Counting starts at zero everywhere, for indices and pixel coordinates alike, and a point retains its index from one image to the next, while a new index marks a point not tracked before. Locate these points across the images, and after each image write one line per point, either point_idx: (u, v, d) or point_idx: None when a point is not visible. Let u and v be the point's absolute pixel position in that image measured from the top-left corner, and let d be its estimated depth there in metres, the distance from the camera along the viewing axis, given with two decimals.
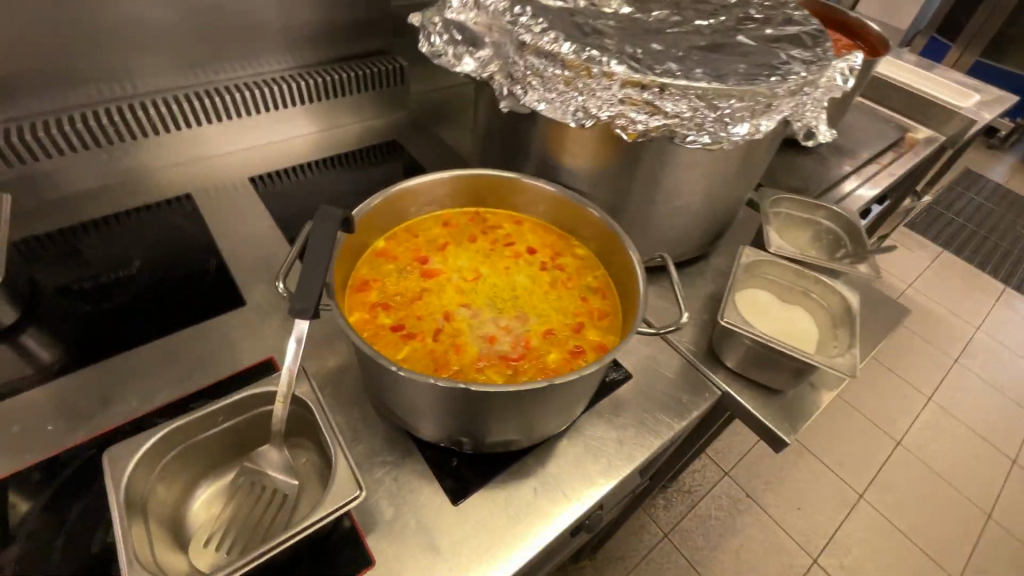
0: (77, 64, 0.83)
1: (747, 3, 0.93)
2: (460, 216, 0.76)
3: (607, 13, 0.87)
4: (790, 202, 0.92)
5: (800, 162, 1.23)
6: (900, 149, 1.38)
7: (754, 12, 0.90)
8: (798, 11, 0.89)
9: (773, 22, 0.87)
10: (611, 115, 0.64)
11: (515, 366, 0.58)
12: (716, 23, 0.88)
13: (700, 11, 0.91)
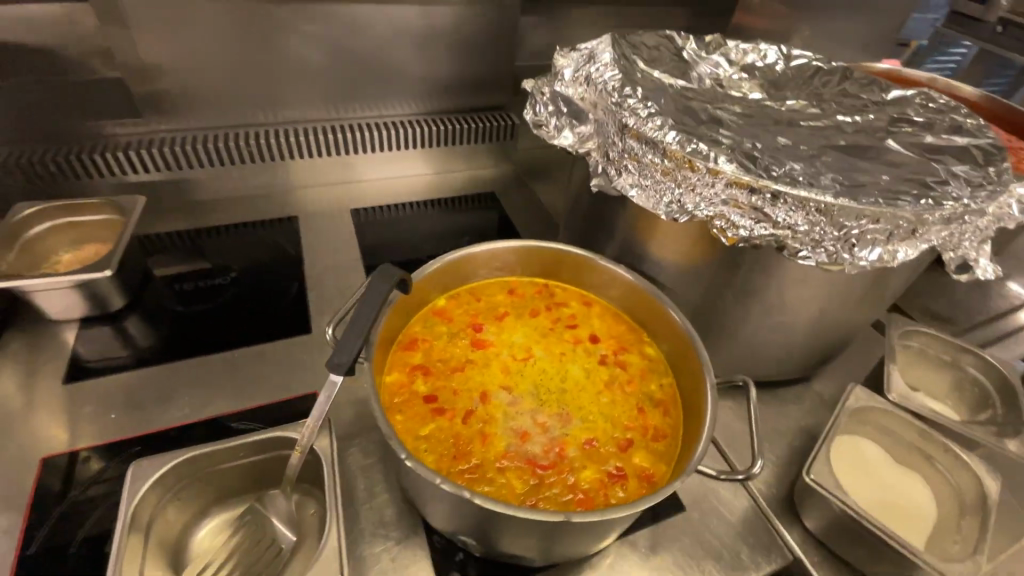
0: (234, 93, 0.95)
1: (906, 102, 0.81)
2: (528, 286, 0.72)
3: (731, 98, 0.81)
4: (927, 335, 0.76)
5: None
6: None
7: (912, 114, 0.78)
8: (972, 119, 0.75)
9: (936, 128, 0.74)
10: (710, 214, 0.57)
11: (541, 475, 0.52)
12: (861, 121, 0.77)
13: (844, 107, 0.81)
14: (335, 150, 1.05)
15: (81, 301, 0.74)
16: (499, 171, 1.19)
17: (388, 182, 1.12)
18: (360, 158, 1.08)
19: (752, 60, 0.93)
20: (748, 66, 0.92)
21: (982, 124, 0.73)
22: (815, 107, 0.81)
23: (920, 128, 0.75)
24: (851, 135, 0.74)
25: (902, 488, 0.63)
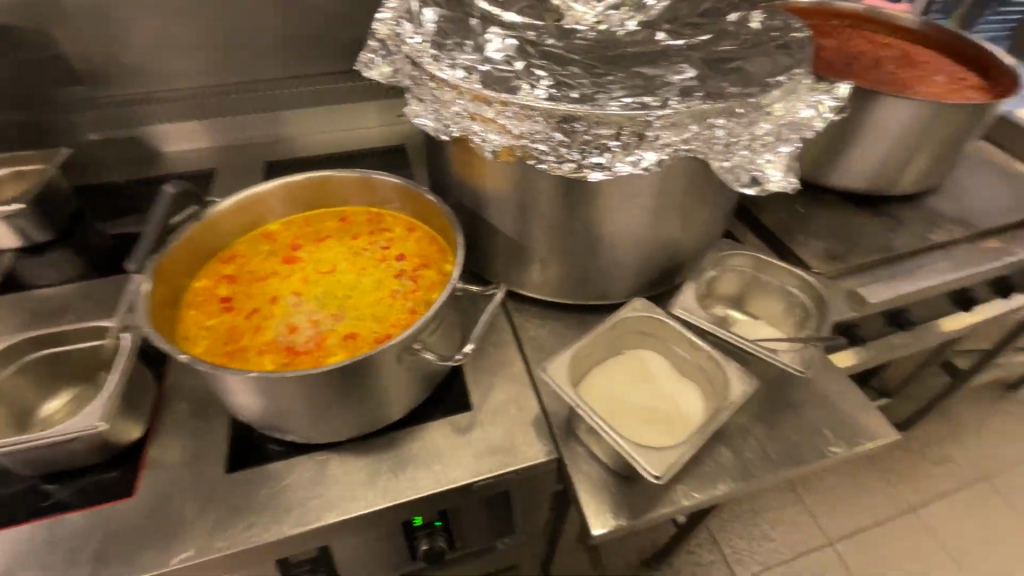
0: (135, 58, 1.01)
1: (746, 22, 0.78)
2: (360, 214, 0.78)
3: (572, 32, 0.81)
4: (754, 258, 0.76)
5: (852, 225, 0.99)
6: (1011, 235, 1.02)
7: (746, 34, 0.75)
8: (803, 37, 0.73)
9: (766, 45, 0.71)
10: (463, 128, 0.62)
11: (293, 359, 0.60)
12: (695, 42, 0.75)
13: (688, 30, 0.79)
14: (251, 108, 1.11)
15: (12, 232, 0.89)
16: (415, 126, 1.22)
17: (304, 140, 1.15)
18: (266, 116, 1.13)
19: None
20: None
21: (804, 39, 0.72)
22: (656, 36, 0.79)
23: (742, 46, 0.72)
24: (677, 57, 0.72)
25: (673, 395, 0.64)
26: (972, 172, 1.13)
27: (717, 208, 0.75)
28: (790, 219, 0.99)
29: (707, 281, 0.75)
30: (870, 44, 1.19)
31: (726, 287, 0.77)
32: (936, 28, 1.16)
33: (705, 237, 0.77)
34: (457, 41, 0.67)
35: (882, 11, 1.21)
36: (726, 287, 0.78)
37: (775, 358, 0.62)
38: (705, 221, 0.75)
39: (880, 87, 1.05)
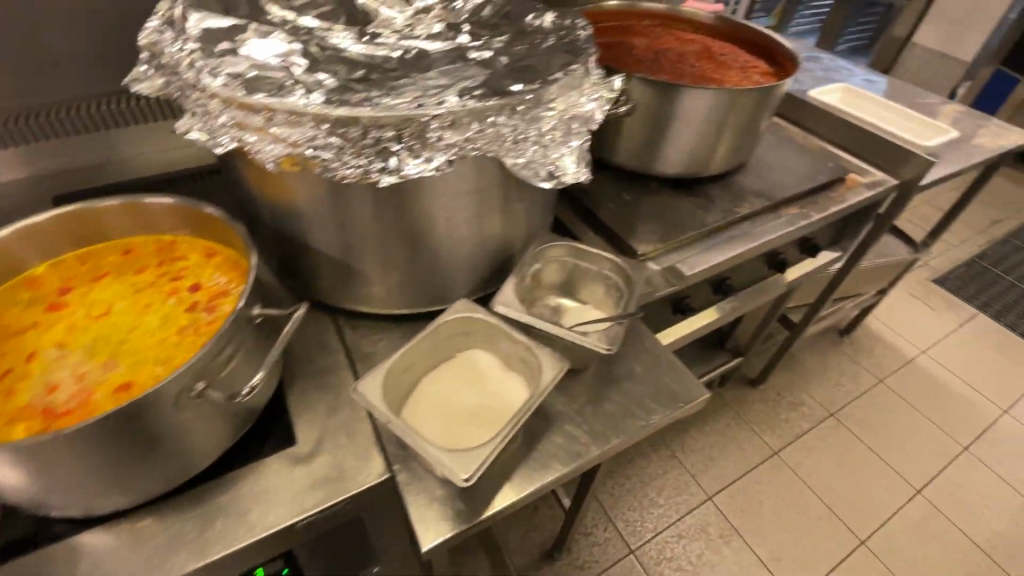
0: None
1: (542, 24, 0.81)
2: (149, 244, 0.69)
3: (374, 37, 0.78)
4: (573, 247, 0.79)
5: (674, 207, 1.08)
6: (805, 199, 1.16)
7: (540, 34, 0.78)
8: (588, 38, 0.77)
9: (555, 44, 0.74)
10: (235, 140, 0.56)
11: (52, 421, 0.52)
12: (494, 44, 0.76)
13: (489, 33, 0.80)
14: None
15: None
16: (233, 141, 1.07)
17: (79, 172, 0.95)
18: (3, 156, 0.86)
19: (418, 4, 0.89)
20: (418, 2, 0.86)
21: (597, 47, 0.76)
22: (459, 41, 0.79)
23: (534, 45, 0.74)
24: (477, 58, 0.72)
25: (500, 391, 0.64)
26: (771, 149, 1.27)
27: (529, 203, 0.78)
28: (619, 207, 1.05)
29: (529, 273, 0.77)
30: (678, 42, 1.30)
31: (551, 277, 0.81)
32: (730, 23, 1.29)
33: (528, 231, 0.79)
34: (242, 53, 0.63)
35: (682, 10, 1.34)
36: (551, 278, 0.81)
37: (585, 340, 0.64)
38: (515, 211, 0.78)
39: (683, 78, 1.15)
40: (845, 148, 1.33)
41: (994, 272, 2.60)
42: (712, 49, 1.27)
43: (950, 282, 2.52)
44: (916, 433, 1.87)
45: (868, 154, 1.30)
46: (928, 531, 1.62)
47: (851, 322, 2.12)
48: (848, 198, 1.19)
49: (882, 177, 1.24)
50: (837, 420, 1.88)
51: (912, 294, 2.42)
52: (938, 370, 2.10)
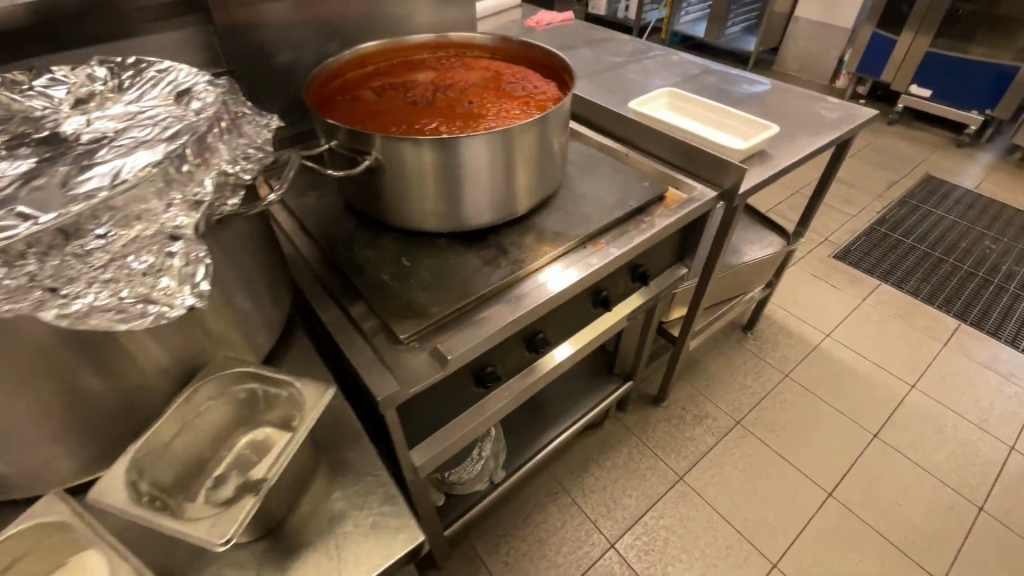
0: None
1: (191, 96, 0.66)
2: None
3: None
4: (236, 370, 0.63)
5: (455, 266, 0.94)
6: (609, 231, 1.06)
7: (174, 112, 0.63)
8: (229, 110, 0.62)
9: (169, 126, 0.59)
10: None
11: None
12: (106, 140, 0.61)
13: (122, 120, 0.65)
14: None
15: None
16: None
17: None
18: None
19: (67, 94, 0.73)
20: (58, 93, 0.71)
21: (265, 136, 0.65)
22: (78, 139, 0.63)
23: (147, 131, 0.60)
24: (60, 163, 0.56)
25: None
26: (582, 177, 1.17)
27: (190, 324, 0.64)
28: (389, 278, 0.91)
29: (186, 428, 0.61)
30: (467, 73, 1.18)
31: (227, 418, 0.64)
32: (521, 44, 1.17)
33: (191, 352, 0.67)
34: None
35: (471, 36, 1.21)
36: (238, 408, 0.64)
37: (187, 535, 0.49)
38: (172, 334, 0.65)
39: (451, 119, 1.01)
40: (665, 164, 1.23)
41: (893, 237, 2.58)
42: (501, 77, 1.15)
43: (852, 254, 2.48)
44: (824, 427, 1.79)
45: (689, 167, 1.20)
46: (840, 538, 1.53)
47: (750, 318, 2.04)
48: (662, 222, 1.07)
49: (701, 190, 1.14)
50: (743, 428, 1.78)
51: (815, 275, 2.36)
52: (844, 353, 2.03)
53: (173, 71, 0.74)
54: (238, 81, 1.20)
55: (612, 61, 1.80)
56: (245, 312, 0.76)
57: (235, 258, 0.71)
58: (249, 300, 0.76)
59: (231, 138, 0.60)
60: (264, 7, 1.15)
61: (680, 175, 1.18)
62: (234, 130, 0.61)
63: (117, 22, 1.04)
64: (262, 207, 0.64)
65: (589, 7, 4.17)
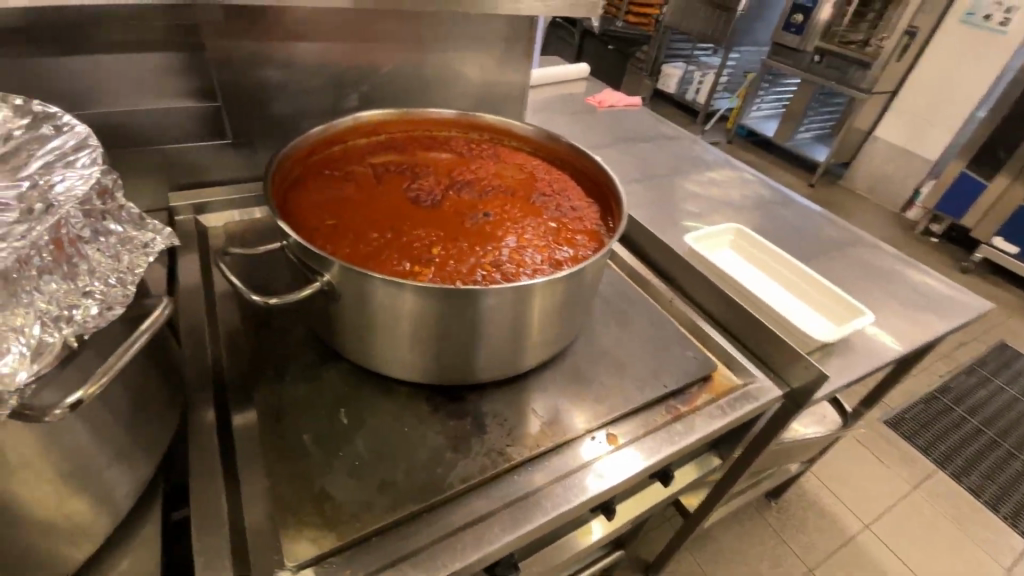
0: None
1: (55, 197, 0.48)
2: None
3: None
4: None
5: (408, 440, 0.68)
6: (629, 417, 0.78)
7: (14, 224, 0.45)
8: (60, 236, 0.45)
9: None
10: None
11: None
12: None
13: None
14: None
15: None
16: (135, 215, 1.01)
17: None
18: None
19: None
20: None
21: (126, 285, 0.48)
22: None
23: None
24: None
25: None
26: (608, 326, 0.91)
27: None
28: (315, 442, 0.66)
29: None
30: (496, 169, 0.96)
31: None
32: (570, 148, 0.95)
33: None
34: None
35: (512, 123, 1.00)
36: None
37: None
38: None
39: (457, 232, 0.77)
40: (719, 327, 0.97)
41: (956, 412, 2.22)
42: (534, 183, 0.93)
43: (905, 424, 2.14)
44: None
45: (749, 342, 0.93)
46: None
47: (778, 487, 1.70)
48: (706, 422, 0.80)
49: (763, 386, 0.86)
50: None
51: (860, 442, 2.01)
52: (885, 557, 1.67)
53: (52, 150, 0.52)
54: (227, 120, 1.00)
55: (675, 165, 1.57)
56: (70, 491, 0.51)
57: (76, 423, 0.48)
58: (79, 476, 0.51)
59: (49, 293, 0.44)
60: (274, 44, 0.96)
61: (734, 352, 0.91)
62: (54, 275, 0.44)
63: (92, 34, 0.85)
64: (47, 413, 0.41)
65: (659, 82, 3.99)
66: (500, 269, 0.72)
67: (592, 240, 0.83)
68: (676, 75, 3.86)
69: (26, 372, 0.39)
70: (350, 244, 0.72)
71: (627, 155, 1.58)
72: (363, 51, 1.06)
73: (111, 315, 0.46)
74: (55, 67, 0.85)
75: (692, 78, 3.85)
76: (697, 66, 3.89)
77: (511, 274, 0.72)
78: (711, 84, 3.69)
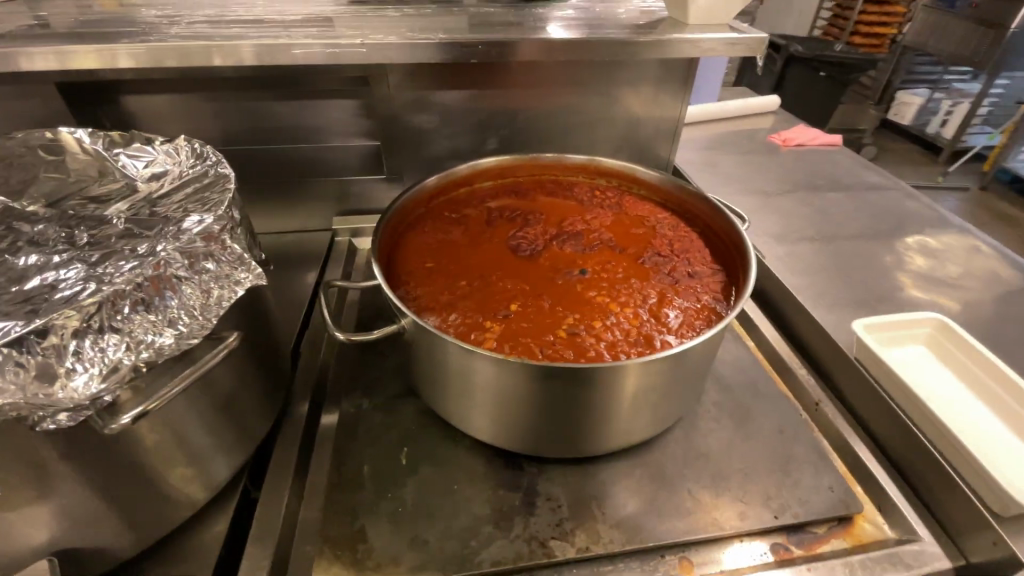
0: None
1: (171, 242, 0.51)
2: None
3: (36, 241, 0.61)
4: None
5: (454, 501, 0.66)
6: (714, 544, 0.64)
7: (130, 268, 0.48)
8: (160, 274, 0.48)
9: (95, 314, 0.44)
10: None
11: None
12: (83, 283, 0.50)
13: (142, 238, 0.58)
14: None
15: None
16: (308, 234, 1.20)
17: None
18: None
19: (128, 165, 0.72)
20: (107, 156, 0.72)
21: (208, 320, 0.49)
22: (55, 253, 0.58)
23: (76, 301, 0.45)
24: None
25: None
26: (717, 419, 0.77)
27: (37, 505, 0.50)
28: (372, 477, 0.68)
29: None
30: (615, 221, 0.89)
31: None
32: (703, 202, 0.84)
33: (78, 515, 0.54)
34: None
35: (643, 170, 0.92)
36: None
37: None
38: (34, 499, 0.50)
39: (545, 287, 0.73)
40: (879, 452, 0.74)
41: None
42: (652, 240, 0.84)
43: None
44: None
45: (920, 484, 0.69)
46: None
47: None
48: None
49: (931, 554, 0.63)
50: None
51: None
52: None
53: (204, 177, 0.66)
54: (385, 158, 1.13)
55: (870, 224, 1.27)
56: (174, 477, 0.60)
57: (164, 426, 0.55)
58: (184, 467, 0.60)
59: (139, 326, 0.46)
60: (429, 92, 1.05)
61: (892, 493, 0.68)
62: (146, 309, 0.46)
63: (298, 90, 1.03)
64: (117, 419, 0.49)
65: (888, 111, 3.33)
66: (574, 336, 0.64)
67: (702, 316, 0.70)
68: (914, 104, 3.17)
69: (102, 392, 0.43)
70: (437, 288, 0.73)
71: (805, 206, 1.32)
72: (508, 96, 1.09)
73: (186, 347, 0.48)
74: (263, 114, 1.06)
75: (938, 107, 3.14)
76: (946, 92, 3.14)
77: (586, 345, 0.64)
78: (964, 114, 2.92)
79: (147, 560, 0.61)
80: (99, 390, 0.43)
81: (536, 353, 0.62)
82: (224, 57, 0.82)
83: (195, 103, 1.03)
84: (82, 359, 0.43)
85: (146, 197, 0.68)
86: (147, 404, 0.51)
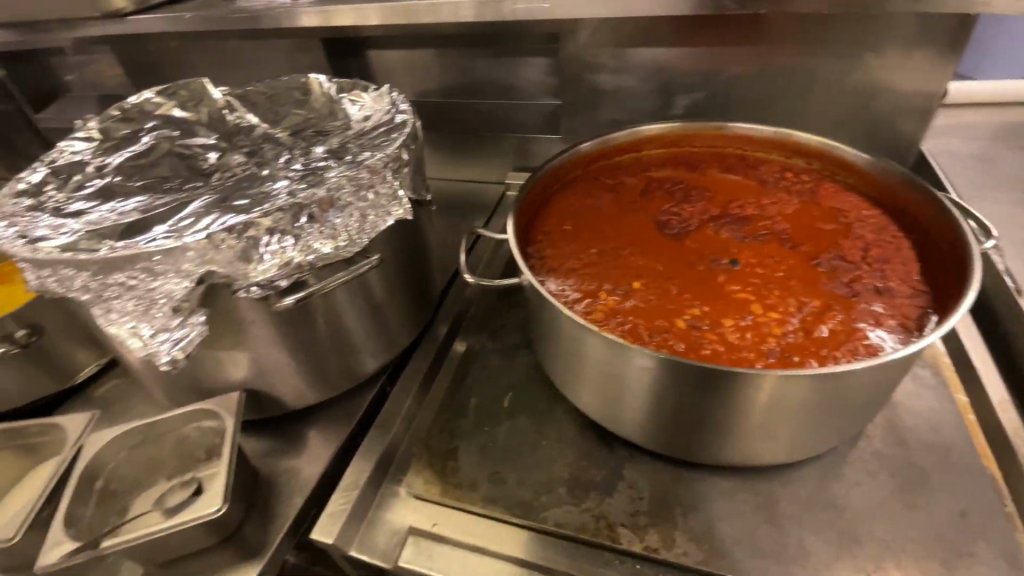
0: None
1: (346, 172, 0.63)
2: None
3: (279, 160, 0.81)
4: (204, 406, 0.70)
5: (539, 455, 0.68)
6: None
7: (315, 188, 0.61)
8: (329, 196, 0.60)
9: (282, 219, 0.58)
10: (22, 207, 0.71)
11: None
12: (287, 194, 0.65)
13: (338, 165, 0.71)
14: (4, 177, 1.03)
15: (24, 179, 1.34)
16: (486, 183, 1.29)
17: None
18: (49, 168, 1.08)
19: (349, 104, 0.87)
20: (336, 98, 0.88)
21: (361, 239, 0.61)
22: (283, 171, 0.76)
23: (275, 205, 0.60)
24: (206, 208, 0.67)
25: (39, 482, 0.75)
26: (866, 471, 0.63)
27: (238, 357, 0.68)
28: (478, 410, 0.75)
29: (152, 429, 0.70)
30: (799, 211, 0.75)
31: (195, 444, 0.72)
32: (933, 204, 0.64)
33: (264, 375, 0.70)
34: (120, 165, 0.82)
35: (859, 155, 0.74)
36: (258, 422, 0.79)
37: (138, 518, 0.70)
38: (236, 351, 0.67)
39: (683, 271, 0.68)
40: None
41: None
42: (841, 241, 0.69)
43: None
44: None
45: None
46: None
47: None
48: None
49: None
50: None
51: None
52: None
53: (394, 120, 0.76)
54: (564, 118, 1.13)
55: None
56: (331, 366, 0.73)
57: (326, 320, 0.68)
58: (340, 362, 0.73)
59: (312, 234, 0.59)
60: (620, 51, 1.00)
61: None
62: (319, 222, 0.60)
63: (496, 46, 1.10)
64: (286, 296, 0.62)
65: None
66: (693, 330, 0.60)
67: (876, 345, 0.57)
68: None
69: (286, 278, 0.59)
70: (569, 253, 0.74)
71: None
72: (706, 56, 0.97)
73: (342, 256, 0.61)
74: (464, 68, 1.15)
75: None
76: None
77: (704, 341, 0.59)
78: None
79: (305, 419, 0.78)
80: (277, 275, 0.58)
81: (646, 336, 0.61)
82: (429, 15, 0.89)
83: (414, 56, 1.17)
84: (271, 250, 0.58)
85: (353, 132, 0.82)
86: (308, 289, 0.62)
